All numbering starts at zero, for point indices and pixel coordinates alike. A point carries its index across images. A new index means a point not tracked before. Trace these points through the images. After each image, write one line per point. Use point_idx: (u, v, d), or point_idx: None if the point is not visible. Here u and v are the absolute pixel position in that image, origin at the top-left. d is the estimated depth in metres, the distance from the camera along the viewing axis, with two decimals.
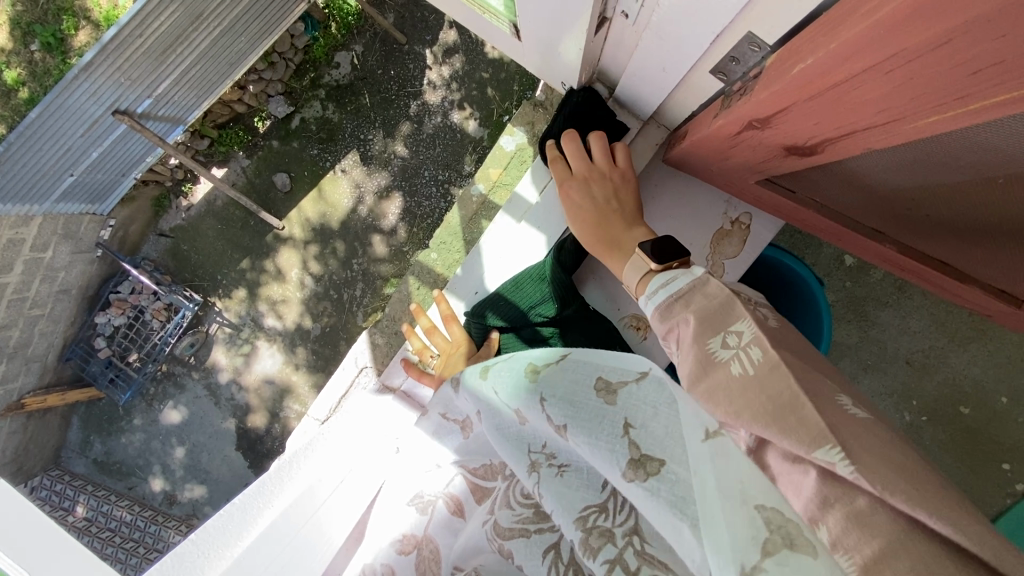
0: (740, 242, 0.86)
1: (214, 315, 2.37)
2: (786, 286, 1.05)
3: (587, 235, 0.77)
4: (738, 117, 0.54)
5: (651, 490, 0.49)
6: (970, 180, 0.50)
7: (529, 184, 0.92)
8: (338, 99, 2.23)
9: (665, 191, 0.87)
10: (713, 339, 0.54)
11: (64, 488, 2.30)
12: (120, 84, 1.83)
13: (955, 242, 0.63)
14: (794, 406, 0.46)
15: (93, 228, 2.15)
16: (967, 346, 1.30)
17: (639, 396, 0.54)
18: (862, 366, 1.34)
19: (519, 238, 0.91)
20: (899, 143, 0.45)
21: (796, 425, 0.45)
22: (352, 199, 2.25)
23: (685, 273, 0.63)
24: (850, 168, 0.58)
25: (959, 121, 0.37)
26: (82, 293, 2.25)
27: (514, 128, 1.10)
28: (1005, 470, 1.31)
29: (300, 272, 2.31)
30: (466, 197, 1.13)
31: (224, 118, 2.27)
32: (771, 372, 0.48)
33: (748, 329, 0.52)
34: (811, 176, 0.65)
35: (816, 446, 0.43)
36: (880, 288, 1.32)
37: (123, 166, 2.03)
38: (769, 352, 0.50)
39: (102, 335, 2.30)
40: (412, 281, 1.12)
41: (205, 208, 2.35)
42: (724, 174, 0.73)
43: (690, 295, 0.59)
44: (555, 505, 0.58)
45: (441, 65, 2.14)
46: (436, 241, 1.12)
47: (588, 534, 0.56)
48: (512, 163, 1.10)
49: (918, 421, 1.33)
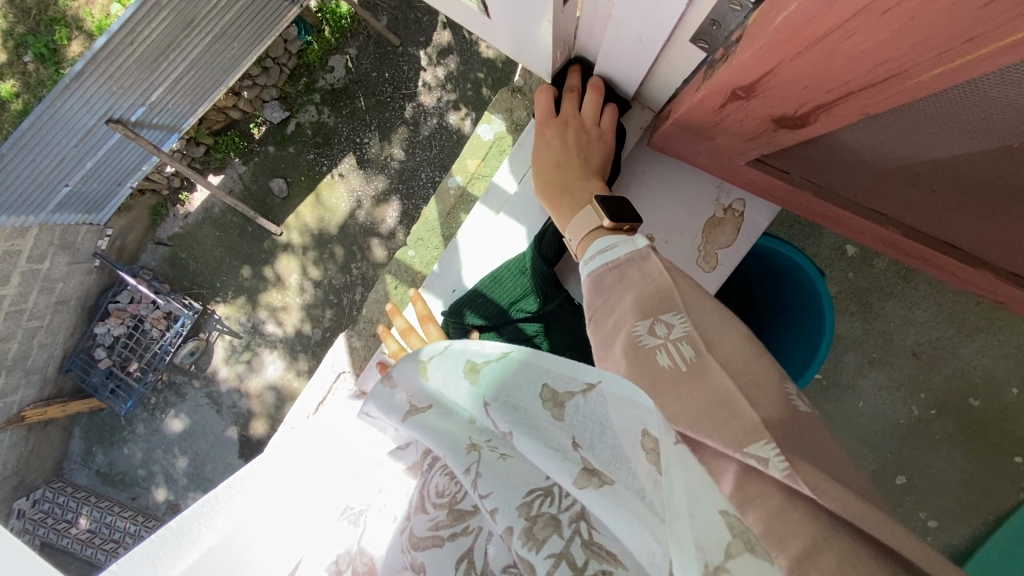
0: (734, 230, 0.82)
1: (214, 323, 2.34)
2: (781, 275, 1.01)
3: (544, 184, 0.76)
4: (721, 86, 0.51)
5: (606, 501, 0.44)
6: (977, 146, 0.47)
7: (507, 173, 0.88)
8: (333, 103, 2.19)
9: (652, 176, 0.84)
10: (641, 321, 0.54)
11: (67, 500, 2.30)
12: (113, 92, 1.80)
13: (959, 221, 0.60)
14: (728, 402, 0.46)
15: (90, 238, 2.12)
16: (975, 336, 1.26)
17: (583, 408, 0.50)
18: (867, 359, 1.30)
19: (500, 230, 0.87)
20: (900, 104, 0.42)
21: (729, 417, 0.45)
22: (349, 203, 2.21)
23: (628, 243, 0.62)
24: (848, 146, 0.56)
25: (967, 71, 0.34)
26: (81, 304, 2.22)
27: (492, 116, 1.06)
28: (1018, 463, 1.26)
29: (299, 277, 2.27)
30: (443, 190, 1.08)
31: (220, 125, 2.24)
32: (700, 373, 0.49)
33: (681, 323, 0.53)
34: (804, 152, 0.61)
35: (746, 443, 0.44)
36: (884, 278, 1.28)
37: (119, 175, 2.00)
38: (701, 352, 0.50)
39: (101, 345, 2.28)
40: (390, 280, 1.09)
41: (202, 215, 2.31)
42: (711, 155, 0.69)
43: (625, 267, 0.60)
44: (494, 490, 0.53)
45: (436, 66, 2.11)
46: (414, 238, 1.09)
47: (532, 523, 0.50)
48: (491, 152, 1.06)
49: (927, 414, 1.29)
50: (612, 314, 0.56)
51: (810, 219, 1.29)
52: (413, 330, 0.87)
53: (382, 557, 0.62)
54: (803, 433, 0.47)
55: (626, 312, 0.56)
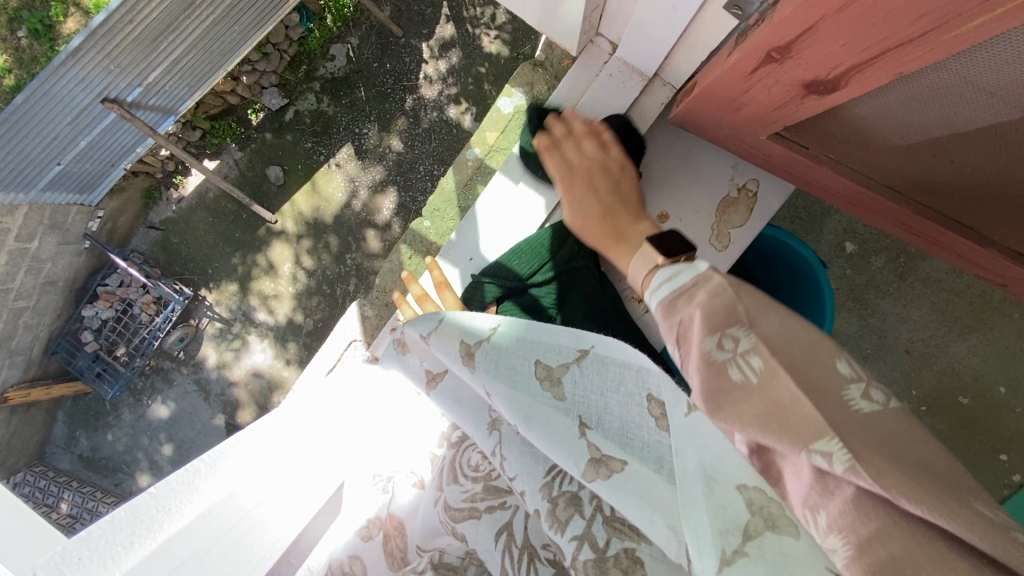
0: (746, 210, 0.84)
1: (205, 309, 2.32)
2: (782, 260, 1.03)
3: (592, 230, 0.73)
4: (756, 47, 0.52)
5: (616, 488, 0.50)
6: (1001, 113, 0.49)
7: (527, 143, 0.88)
8: (333, 92, 2.18)
9: (669, 153, 0.85)
10: (707, 337, 0.48)
11: (48, 484, 2.27)
12: (110, 72, 1.79)
13: (974, 196, 0.62)
14: (794, 405, 0.42)
15: (81, 219, 2.10)
16: (967, 335, 1.29)
17: (583, 385, 0.58)
18: (861, 355, 1.32)
19: (518, 201, 0.88)
20: (935, 61, 0.44)
21: (795, 421, 0.41)
22: (345, 192, 2.21)
23: (688, 267, 0.57)
24: (873, 126, 0.59)
25: (1010, 17, 0.35)
26: (69, 286, 2.19)
27: (512, 89, 1.06)
28: (1003, 460, 1.30)
29: (292, 266, 2.26)
30: (461, 162, 1.09)
31: (217, 110, 2.23)
32: (771, 376, 0.43)
33: (748, 335, 0.45)
34: (826, 126, 0.63)
35: (813, 439, 0.40)
36: (880, 277, 1.30)
37: (112, 156, 1.97)
38: (770, 359, 0.44)
39: (88, 328, 2.25)
40: (404, 250, 1.09)
41: (196, 200, 2.29)
42: (733, 129, 0.71)
43: (679, 295, 0.54)
44: (519, 473, 0.61)
45: (438, 59, 2.11)
46: (430, 209, 1.09)
47: (555, 505, 0.57)
48: (509, 125, 1.05)
49: (917, 410, 1.32)
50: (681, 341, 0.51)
51: (811, 215, 1.31)
52: (447, 286, 0.86)
53: (423, 521, 0.69)
54: (874, 436, 0.40)
55: (697, 321, 0.50)
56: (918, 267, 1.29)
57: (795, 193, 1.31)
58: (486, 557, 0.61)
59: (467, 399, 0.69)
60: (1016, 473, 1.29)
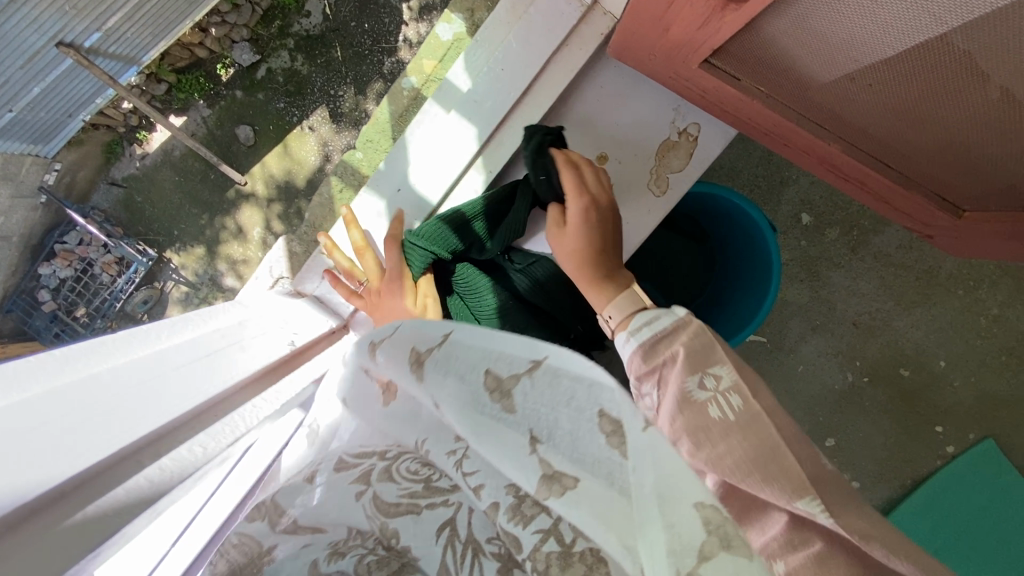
0: (686, 155, 0.85)
1: (169, 273, 2.12)
2: (724, 217, 1.05)
3: (578, 262, 0.76)
4: None
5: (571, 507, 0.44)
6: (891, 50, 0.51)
7: (461, 71, 0.86)
8: (308, 50, 1.98)
9: (609, 89, 0.86)
10: (691, 377, 0.57)
11: None
12: (65, 14, 1.74)
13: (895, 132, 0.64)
14: (775, 455, 0.50)
15: (36, 171, 2.05)
16: (912, 310, 1.33)
17: (534, 397, 0.48)
18: (811, 326, 1.34)
19: (448, 130, 0.86)
20: None
21: (779, 471, 0.49)
22: (319, 157, 2.00)
23: (668, 313, 0.65)
24: (809, 69, 0.60)
25: None
26: (25, 242, 2.06)
27: (452, 15, 1.05)
28: (938, 432, 1.35)
29: (262, 232, 2.07)
30: (398, 90, 1.06)
31: (184, 63, 2.05)
32: (749, 419, 0.53)
33: (727, 374, 0.57)
34: (752, 59, 0.65)
35: (798, 496, 0.47)
36: (833, 249, 1.32)
37: (68, 106, 1.94)
38: (748, 401, 0.54)
39: (46, 288, 2.07)
40: (333, 182, 1.05)
41: (162, 159, 2.12)
42: (670, 59, 0.72)
43: (668, 334, 0.63)
44: (480, 471, 0.50)
45: (419, 22, 1.90)
46: (363, 139, 1.05)
47: (520, 500, 0.48)
48: (447, 53, 1.04)
49: (860, 381, 1.35)
50: (670, 376, 0.59)
51: (771, 185, 1.32)
52: (369, 249, 0.87)
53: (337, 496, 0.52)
54: (833, 485, 0.51)
55: (687, 356, 0.59)
56: (869, 241, 1.31)
57: (756, 163, 1.31)
58: (422, 556, 0.49)
59: (412, 412, 0.56)
60: (949, 444, 1.35)
